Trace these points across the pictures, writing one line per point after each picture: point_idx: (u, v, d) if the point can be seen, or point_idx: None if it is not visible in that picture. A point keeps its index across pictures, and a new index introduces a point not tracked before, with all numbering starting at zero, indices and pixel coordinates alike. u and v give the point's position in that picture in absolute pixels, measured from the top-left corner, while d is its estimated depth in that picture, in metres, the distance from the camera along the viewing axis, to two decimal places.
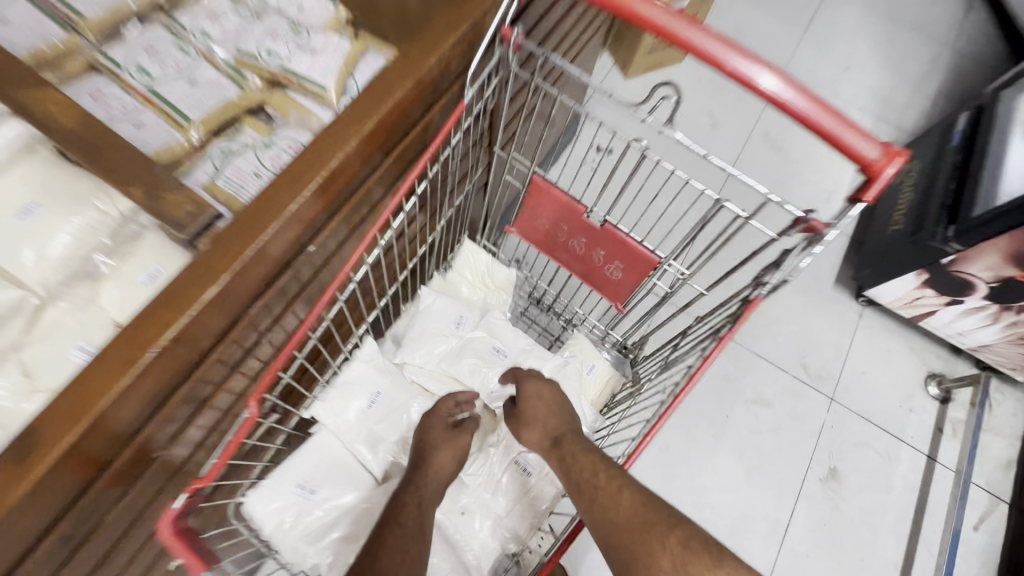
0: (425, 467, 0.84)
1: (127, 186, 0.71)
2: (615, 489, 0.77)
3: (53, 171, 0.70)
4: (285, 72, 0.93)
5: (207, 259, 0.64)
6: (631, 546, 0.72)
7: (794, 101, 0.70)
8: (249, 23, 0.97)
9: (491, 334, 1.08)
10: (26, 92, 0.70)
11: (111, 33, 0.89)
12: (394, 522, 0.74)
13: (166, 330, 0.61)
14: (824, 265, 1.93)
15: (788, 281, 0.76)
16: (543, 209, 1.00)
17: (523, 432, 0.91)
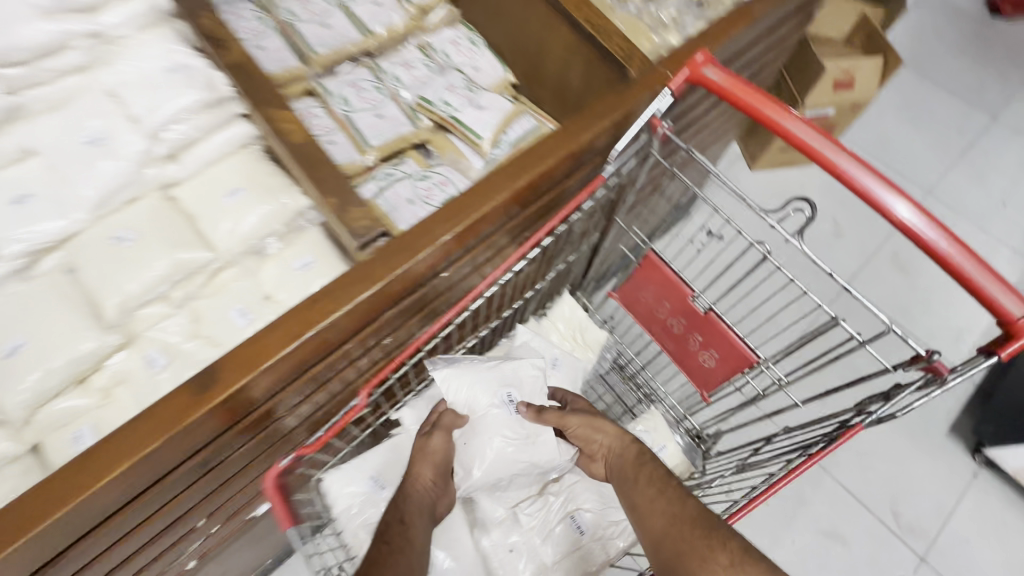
0: (412, 475, 0.82)
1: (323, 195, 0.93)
2: (669, 500, 0.76)
3: (276, 189, 1.04)
4: (453, 120, 1.07)
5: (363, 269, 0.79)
6: (678, 544, 0.71)
7: (922, 229, 0.72)
8: (433, 75, 1.13)
9: (510, 377, 0.94)
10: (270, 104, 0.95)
11: (330, 68, 1.08)
12: (381, 541, 0.69)
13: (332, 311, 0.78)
14: (936, 410, 1.73)
15: (891, 416, 0.73)
16: (649, 284, 1.04)
17: (596, 436, 0.90)
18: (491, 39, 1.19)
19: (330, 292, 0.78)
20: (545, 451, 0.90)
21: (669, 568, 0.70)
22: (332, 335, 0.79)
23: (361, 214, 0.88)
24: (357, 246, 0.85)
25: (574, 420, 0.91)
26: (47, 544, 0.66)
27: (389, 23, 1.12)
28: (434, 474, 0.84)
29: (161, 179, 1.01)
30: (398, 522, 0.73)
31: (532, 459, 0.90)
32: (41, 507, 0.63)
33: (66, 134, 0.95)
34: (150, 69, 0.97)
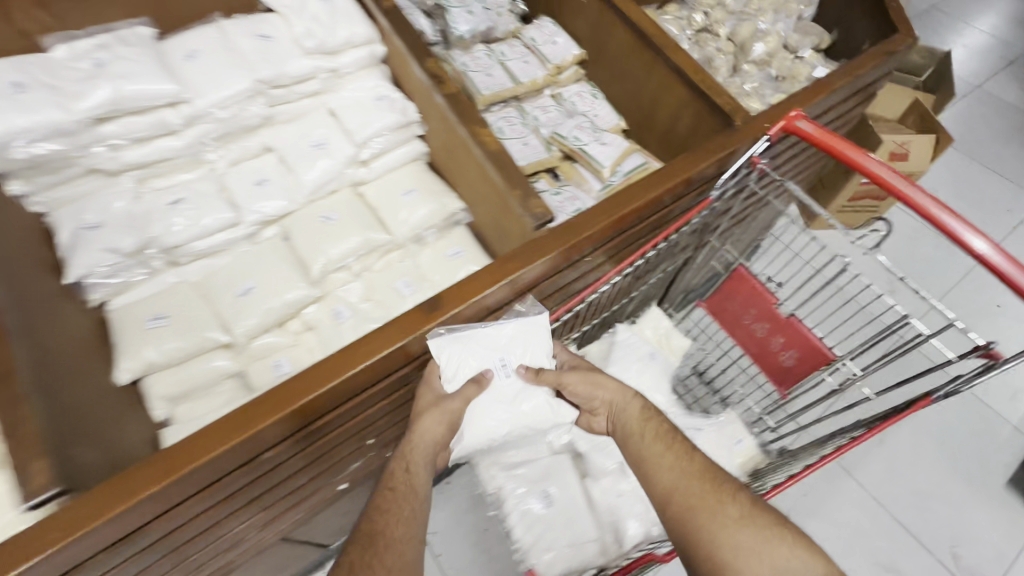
0: (416, 428, 0.89)
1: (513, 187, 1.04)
2: (673, 456, 0.85)
3: (441, 192, 1.31)
4: (580, 152, 1.35)
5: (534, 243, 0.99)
6: (689, 499, 0.80)
7: (993, 259, 0.90)
8: (563, 117, 1.43)
9: (503, 343, 0.98)
10: (472, 121, 1.07)
11: (489, 106, 1.38)
12: (387, 487, 0.82)
13: (509, 275, 0.95)
14: (994, 460, 1.79)
15: (957, 391, 0.90)
16: (736, 293, 1.24)
17: (595, 394, 0.96)
18: (609, 94, 1.48)
19: (510, 258, 0.97)
20: (535, 408, 0.99)
21: (678, 517, 0.80)
22: (504, 294, 0.98)
23: (538, 205, 1.03)
24: (533, 229, 1.02)
25: (569, 380, 0.97)
26: (308, 413, 0.85)
27: (534, 76, 1.43)
28: (443, 430, 0.90)
29: (355, 178, 1.30)
30: (405, 468, 0.85)
31: (524, 414, 0.98)
32: (318, 375, 0.85)
33: (299, 139, 1.26)
34: (363, 97, 1.29)
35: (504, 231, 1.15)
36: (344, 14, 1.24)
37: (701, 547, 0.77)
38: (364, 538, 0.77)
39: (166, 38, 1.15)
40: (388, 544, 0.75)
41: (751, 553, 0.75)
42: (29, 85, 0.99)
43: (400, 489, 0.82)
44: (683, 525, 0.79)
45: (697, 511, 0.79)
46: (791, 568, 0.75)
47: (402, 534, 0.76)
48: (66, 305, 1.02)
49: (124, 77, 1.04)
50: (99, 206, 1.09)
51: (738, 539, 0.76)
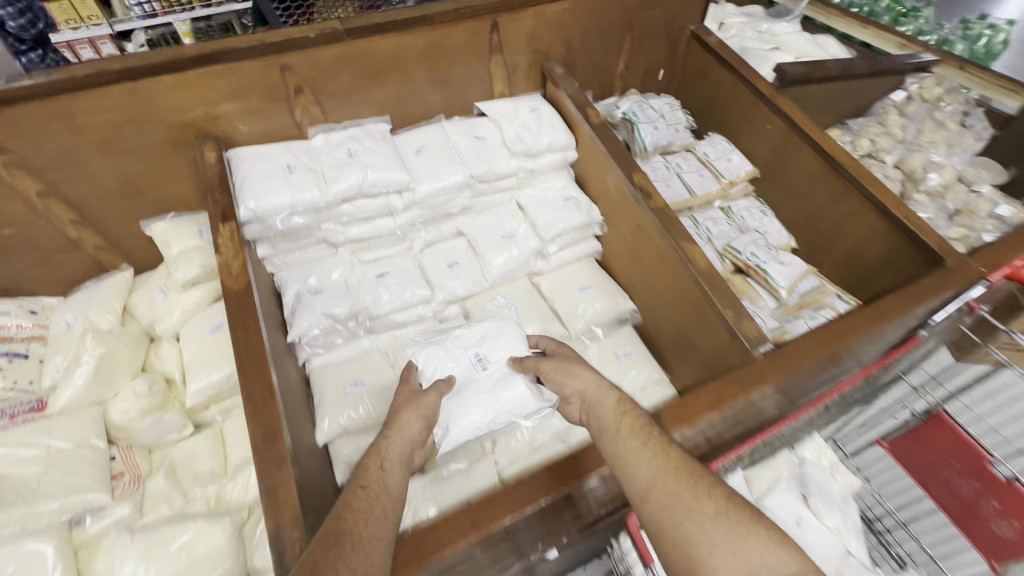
0: (398, 422, 0.90)
1: (724, 309, 1.02)
2: (647, 450, 0.81)
3: (616, 290, 1.35)
4: (757, 269, 1.34)
5: (751, 368, 0.94)
6: (665, 495, 0.76)
7: None
8: (735, 231, 1.44)
9: (473, 340, 1.08)
10: (683, 239, 1.11)
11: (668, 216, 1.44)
12: (358, 486, 0.79)
13: (730, 399, 0.90)
14: None
15: None
16: (932, 440, 1.16)
17: (568, 381, 0.97)
18: (779, 212, 1.50)
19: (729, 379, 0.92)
20: (513, 398, 1.01)
21: (654, 517, 0.76)
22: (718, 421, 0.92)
23: (753, 327, 0.99)
24: (749, 353, 0.98)
25: (546, 366, 1.01)
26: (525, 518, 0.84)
27: (709, 190, 1.48)
28: (420, 427, 0.92)
29: (534, 269, 1.37)
30: (380, 466, 0.83)
31: (505, 402, 1.01)
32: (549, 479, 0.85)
33: (491, 228, 1.34)
34: (552, 197, 1.38)
35: (696, 345, 1.14)
36: (550, 123, 1.35)
37: (677, 546, 0.73)
38: (329, 537, 0.71)
39: (399, 134, 1.31)
40: (357, 543, 0.70)
41: (726, 551, 0.71)
42: (297, 168, 1.16)
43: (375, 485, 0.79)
44: (658, 524, 0.75)
45: (675, 508, 0.75)
46: (766, 568, 0.70)
47: (370, 524, 0.73)
48: (286, 362, 1.11)
49: (371, 167, 1.19)
50: (323, 272, 1.20)
51: (713, 538, 0.72)
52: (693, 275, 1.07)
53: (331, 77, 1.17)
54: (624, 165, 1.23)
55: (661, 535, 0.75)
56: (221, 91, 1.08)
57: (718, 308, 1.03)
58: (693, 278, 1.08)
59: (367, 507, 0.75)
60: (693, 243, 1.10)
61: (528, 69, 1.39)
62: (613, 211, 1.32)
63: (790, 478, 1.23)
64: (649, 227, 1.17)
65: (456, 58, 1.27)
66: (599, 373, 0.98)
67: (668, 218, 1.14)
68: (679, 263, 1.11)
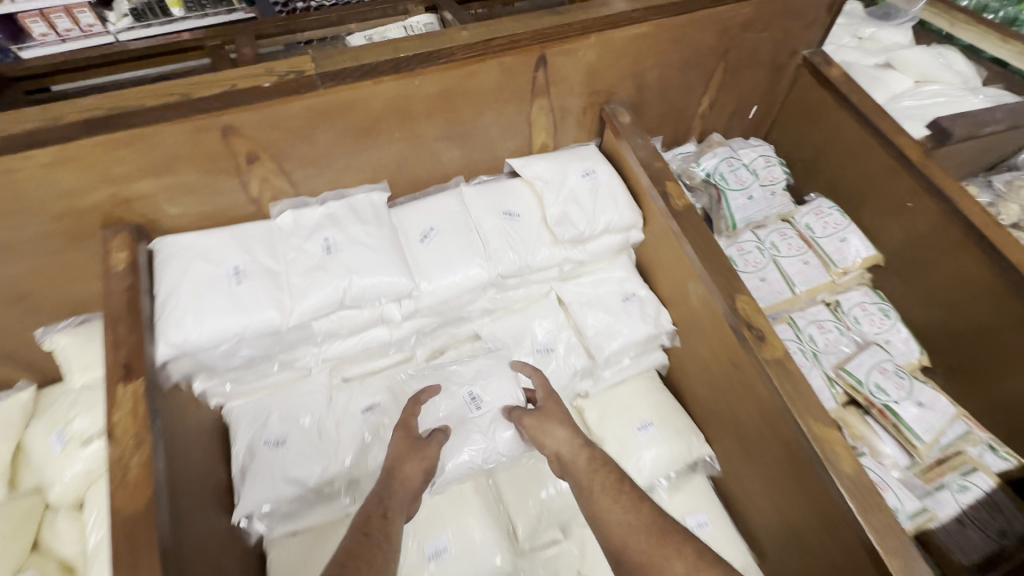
0: (396, 474, 0.72)
1: (886, 551, 0.67)
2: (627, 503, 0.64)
3: (687, 429, 0.99)
4: (885, 409, 0.98)
5: None
6: (638, 558, 0.58)
7: None
8: (847, 341, 1.08)
9: (467, 376, 0.90)
10: (813, 413, 0.75)
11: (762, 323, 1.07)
12: (362, 532, 0.61)
13: None
14: None
15: None
16: None
17: (545, 442, 0.78)
18: (907, 311, 1.12)
19: None
20: (509, 442, 0.85)
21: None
22: None
23: None
24: None
25: (529, 421, 0.81)
26: None
27: (815, 284, 1.10)
28: (422, 480, 0.74)
29: (578, 390, 1.02)
30: (384, 515, 0.65)
31: (501, 445, 0.85)
32: None
33: (522, 338, 0.98)
34: (607, 294, 1.01)
35: (813, 555, 0.79)
36: (609, 196, 0.97)
37: None
38: None
39: (400, 207, 0.95)
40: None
41: None
42: (250, 273, 0.80)
43: (375, 536, 0.61)
44: None
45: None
46: None
47: None
48: (228, 556, 0.78)
49: (357, 270, 0.82)
50: (289, 412, 0.87)
51: None
52: (830, 480, 0.71)
53: (301, 139, 0.80)
54: (718, 276, 0.85)
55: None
56: (132, 165, 0.72)
57: (870, 545, 0.67)
58: (828, 481, 0.72)
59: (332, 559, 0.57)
60: (829, 424, 0.74)
61: (582, 114, 1.00)
62: (691, 326, 0.95)
63: None
64: (755, 380, 0.80)
65: (483, 105, 0.90)
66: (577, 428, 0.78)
67: (790, 377, 0.77)
68: (804, 450, 0.75)
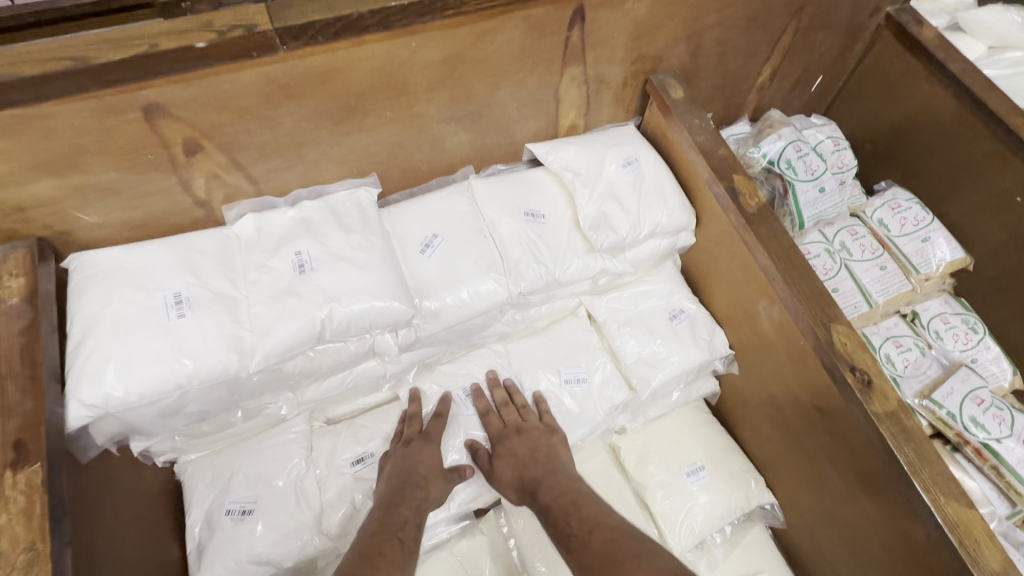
0: (426, 490, 0.65)
1: None
2: (586, 529, 0.59)
3: (745, 473, 0.83)
4: (984, 448, 0.82)
5: None
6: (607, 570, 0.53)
7: None
8: (933, 364, 0.90)
9: (463, 375, 0.78)
10: (938, 481, 0.58)
11: None
12: (397, 538, 0.58)
13: None
14: None
15: None
16: None
17: (501, 462, 0.70)
18: (993, 322, 0.95)
19: None
20: None
21: None
22: None
23: None
24: None
25: (507, 441, 0.71)
26: None
27: (895, 294, 0.92)
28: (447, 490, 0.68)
29: (614, 426, 0.85)
30: (419, 525, 0.62)
31: None
32: None
33: (546, 366, 0.80)
34: (650, 311, 0.82)
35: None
36: (656, 192, 0.78)
37: None
38: None
39: (392, 207, 0.75)
40: None
41: None
42: (198, 301, 0.60)
43: (410, 545, 0.58)
44: None
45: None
46: None
47: None
48: None
49: (340, 295, 0.63)
50: (256, 472, 0.68)
51: None
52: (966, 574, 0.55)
53: (257, 123, 0.60)
54: (806, 298, 0.67)
55: None
56: (18, 161, 0.52)
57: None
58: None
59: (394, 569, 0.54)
60: (964, 502, 0.57)
61: (622, 87, 0.79)
62: (758, 353, 0.77)
63: None
64: (854, 433, 0.63)
65: (499, 77, 0.69)
66: (544, 434, 0.72)
67: (910, 438, 0.59)
68: (924, 528, 0.58)
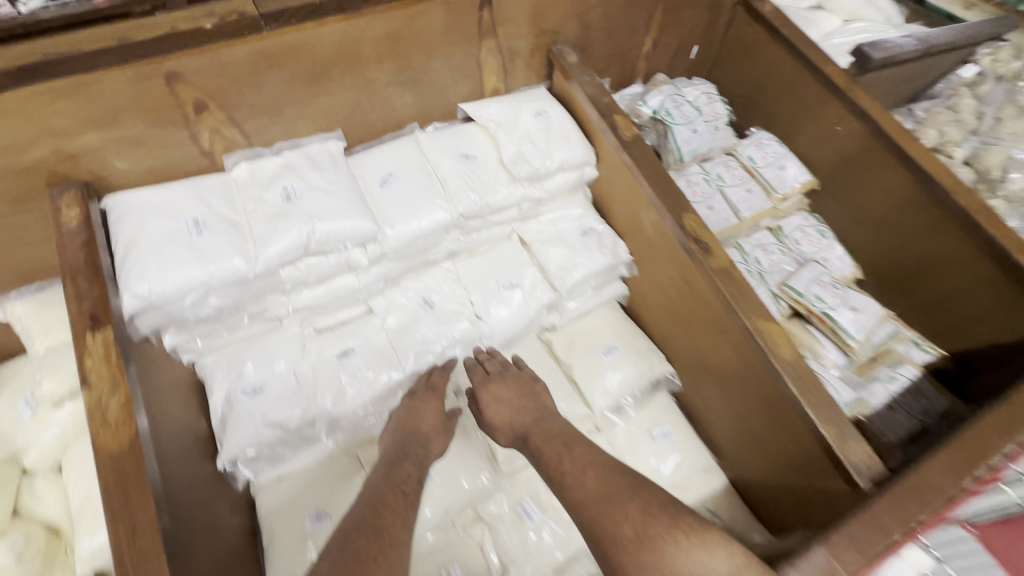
0: (427, 449, 0.85)
1: (822, 421, 0.76)
2: (578, 468, 0.73)
3: (648, 351, 1.06)
4: (824, 317, 1.07)
5: (871, 522, 0.68)
6: (593, 511, 0.67)
7: None
8: (790, 262, 1.16)
9: (422, 287, 1.00)
10: (756, 312, 0.83)
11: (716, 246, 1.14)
12: (398, 489, 0.75)
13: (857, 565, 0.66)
14: None
15: None
16: None
17: (494, 406, 0.88)
18: (839, 231, 1.21)
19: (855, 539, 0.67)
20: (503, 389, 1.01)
21: (589, 531, 0.66)
22: None
23: (859, 450, 0.74)
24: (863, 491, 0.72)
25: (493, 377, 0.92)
26: None
27: (758, 210, 1.17)
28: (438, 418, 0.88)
29: (546, 324, 1.07)
30: (418, 478, 0.80)
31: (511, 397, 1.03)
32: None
33: (487, 276, 1.02)
34: (566, 230, 1.06)
35: (764, 444, 0.89)
36: (561, 134, 1.01)
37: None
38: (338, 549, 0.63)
39: (356, 155, 0.96)
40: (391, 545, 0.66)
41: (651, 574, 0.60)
42: (210, 224, 0.80)
43: (410, 494, 0.75)
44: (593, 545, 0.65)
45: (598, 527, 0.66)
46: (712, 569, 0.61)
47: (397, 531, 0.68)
48: (216, 499, 0.81)
49: (319, 215, 0.84)
50: (262, 361, 0.88)
51: (637, 560, 0.61)
52: (778, 373, 0.79)
53: (248, 87, 0.80)
54: (667, 200, 0.91)
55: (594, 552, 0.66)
56: (74, 118, 0.71)
57: (818, 433, 0.76)
58: (772, 370, 0.80)
59: (398, 512, 0.71)
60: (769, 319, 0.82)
61: (530, 56, 1.02)
62: (647, 253, 1.01)
63: None
64: (705, 291, 0.87)
65: (430, 48, 0.91)
66: (527, 387, 0.91)
67: (734, 284, 0.84)
68: (749, 346, 0.83)
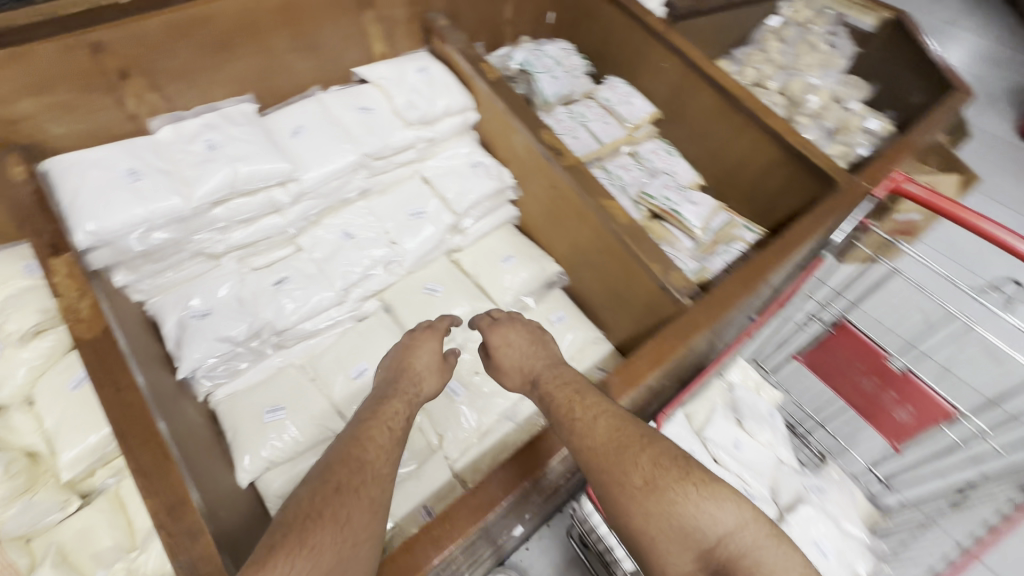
0: (419, 388, 0.91)
1: (652, 263, 1.03)
2: (586, 414, 0.80)
3: (539, 255, 1.29)
4: (672, 212, 1.33)
5: (686, 322, 0.95)
6: (600, 462, 0.74)
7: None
8: (646, 177, 1.43)
9: (341, 222, 1.18)
10: (602, 196, 1.09)
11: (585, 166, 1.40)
12: (381, 425, 0.81)
13: (675, 352, 0.92)
14: None
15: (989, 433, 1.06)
16: (842, 350, 1.19)
17: (503, 345, 0.97)
18: (683, 149, 1.51)
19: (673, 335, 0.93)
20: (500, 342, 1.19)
21: (593, 469, 0.74)
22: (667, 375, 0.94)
23: (681, 277, 1.02)
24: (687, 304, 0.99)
25: (498, 318, 1.02)
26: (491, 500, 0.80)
27: (615, 137, 1.44)
28: (436, 358, 0.95)
29: (452, 245, 1.28)
30: (407, 414, 0.85)
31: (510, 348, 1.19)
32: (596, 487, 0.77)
33: (397, 208, 1.22)
34: (459, 165, 1.28)
35: (626, 300, 1.14)
36: (443, 84, 1.23)
37: (612, 509, 0.72)
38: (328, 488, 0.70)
39: (268, 114, 1.13)
40: (375, 477, 0.74)
41: (660, 515, 0.69)
42: (145, 171, 0.94)
43: (398, 428, 0.82)
44: (593, 479, 0.74)
45: (607, 476, 0.73)
46: (709, 509, 0.70)
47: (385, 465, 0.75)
48: (182, 403, 0.96)
49: (241, 158, 1.00)
50: (206, 290, 1.03)
51: (647, 507, 0.70)
52: (622, 236, 1.06)
53: (165, 55, 0.95)
54: (529, 123, 1.16)
55: (605, 489, 0.73)
56: (15, 85, 0.84)
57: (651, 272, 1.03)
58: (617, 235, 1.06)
59: (384, 448, 0.78)
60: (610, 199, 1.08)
61: (408, 24, 1.24)
62: (524, 173, 1.25)
63: (724, 405, 1.21)
64: (565, 187, 1.12)
65: (320, 19, 1.10)
66: (530, 331, 1.00)
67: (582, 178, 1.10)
68: (601, 221, 1.08)
